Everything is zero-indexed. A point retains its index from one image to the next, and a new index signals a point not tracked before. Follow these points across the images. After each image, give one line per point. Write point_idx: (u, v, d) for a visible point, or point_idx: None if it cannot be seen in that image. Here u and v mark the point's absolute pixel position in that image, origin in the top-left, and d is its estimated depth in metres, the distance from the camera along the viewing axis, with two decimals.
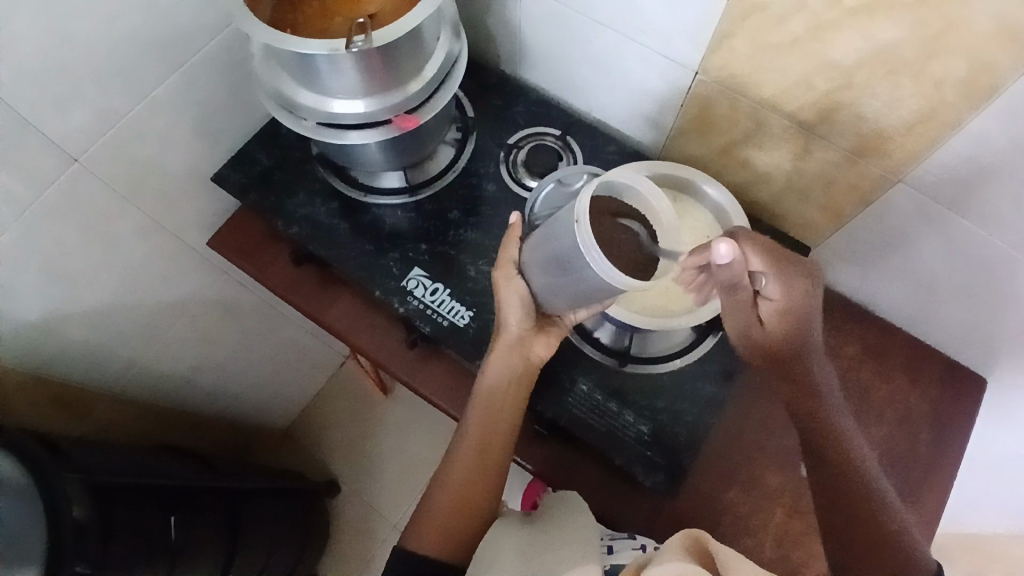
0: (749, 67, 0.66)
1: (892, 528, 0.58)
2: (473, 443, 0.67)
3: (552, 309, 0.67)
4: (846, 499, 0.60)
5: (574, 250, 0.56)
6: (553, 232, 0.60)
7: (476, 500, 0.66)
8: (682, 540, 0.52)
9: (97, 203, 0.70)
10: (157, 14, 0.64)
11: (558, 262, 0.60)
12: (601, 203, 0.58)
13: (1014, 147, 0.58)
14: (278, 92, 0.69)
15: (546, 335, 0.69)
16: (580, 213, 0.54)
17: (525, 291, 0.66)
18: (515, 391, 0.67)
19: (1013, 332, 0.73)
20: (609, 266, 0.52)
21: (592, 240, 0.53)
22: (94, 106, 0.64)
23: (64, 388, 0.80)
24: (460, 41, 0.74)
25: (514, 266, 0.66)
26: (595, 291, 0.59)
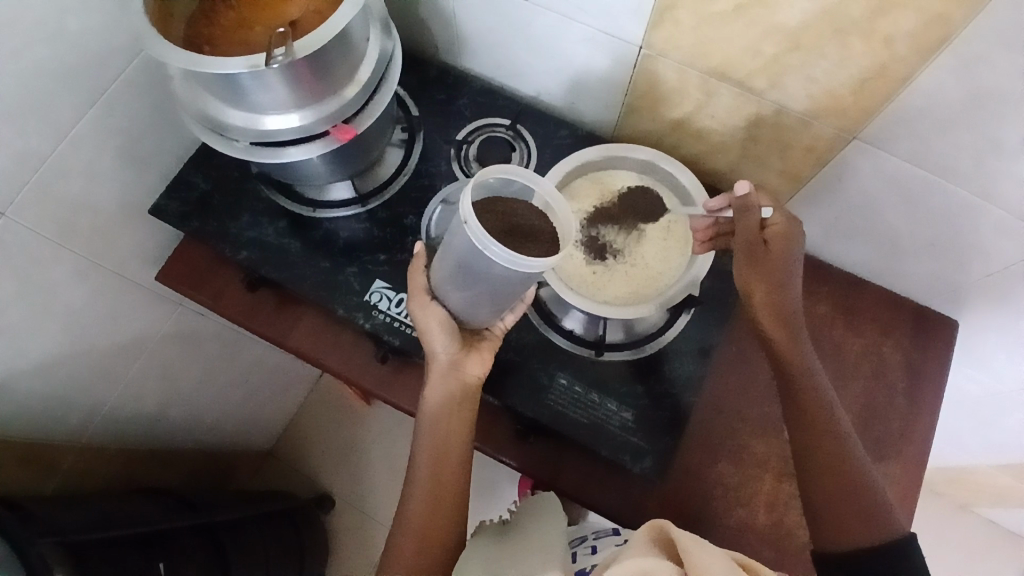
0: (693, 38, 0.64)
1: (860, 478, 0.60)
2: (426, 479, 0.65)
3: (479, 321, 0.67)
4: (819, 452, 0.61)
5: (477, 251, 0.56)
6: (453, 243, 0.59)
7: (440, 533, 0.65)
8: (648, 531, 0.52)
9: (29, 255, 0.66)
10: (61, 46, 0.59)
11: (465, 270, 0.59)
12: (487, 201, 0.57)
13: (966, 98, 0.56)
14: (203, 113, 0.64)
15: (478, 352, 0.67)
16: (466, 213, 0.54)
17: (444, 314, 0.64)
18: (458, 416, 0.66)
19: (978, 278, 0.74)
20: (509, 252, 0.52)
21: (485, 234, 0.53)
22: (7, 152, 0.59)
23: (28, 447, 0.76)
24: (392, 38, 0.70)
25: (426, 293, 0.64)
26: (509, 285, 0.59)
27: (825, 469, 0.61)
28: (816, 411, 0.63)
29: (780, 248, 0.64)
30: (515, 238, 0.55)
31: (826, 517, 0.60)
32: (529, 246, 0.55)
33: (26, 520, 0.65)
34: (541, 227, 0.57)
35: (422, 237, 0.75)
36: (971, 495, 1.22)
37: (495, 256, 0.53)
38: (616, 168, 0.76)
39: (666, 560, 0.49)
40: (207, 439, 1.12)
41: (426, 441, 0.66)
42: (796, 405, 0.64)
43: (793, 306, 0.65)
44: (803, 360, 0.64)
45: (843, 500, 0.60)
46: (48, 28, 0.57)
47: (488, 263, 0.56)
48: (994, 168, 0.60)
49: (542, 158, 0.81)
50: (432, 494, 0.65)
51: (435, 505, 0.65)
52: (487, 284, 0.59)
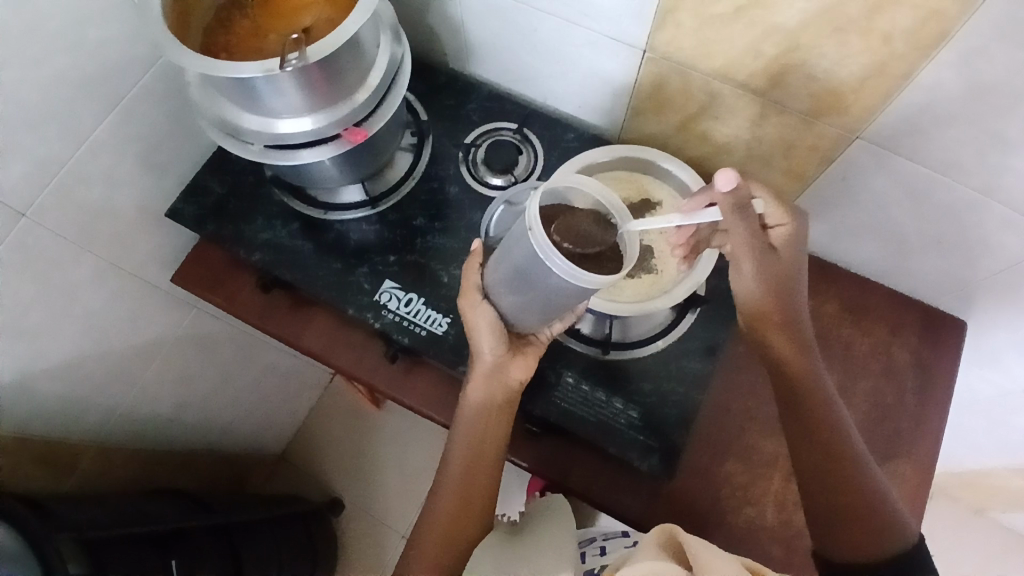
0: (696, 40, 0.65)
1: (864, 486, 0.60)
2: (459, 479, 0.66)
3: (527, 326, 0.67)
4: (822, 461, 0.61)
5: (535, 260, 0.56)
6: (513, 247, 0.59)
7: (464, 532, 0.64)
8: (658, 535, 0.51)
9: (50, 256, 0.68)
10: (84, 53, 0.62)
11: (522, 275, 0.59)
12: (553, 212, 0.57)
13: (967, 94, 0.57)
14: (220, 117, 0.66)
15: (523, 356, 0.68)
16: (532, 222, 0.53)
17: (493, 315, 0.65)
18: (497, 419, 0.67)
19: (986, 274, 0.74)
20: (572, 265, 0.51)
21: (548, 244, 0.52)
22: (31, 156, 0.62)
23: (47, 446, 0.78)
24: (402, 44, 0.72)
25: (479, 292, 0.65)
26: (564, 295, 0.59)
27: (829, 474, 0.61)
28: (817, 409, 0.62)
29: (788, 252, 0.65)
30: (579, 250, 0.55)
31: (825, 521, 0.60)
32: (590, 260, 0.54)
33: (45, 515, 0.66)
34: (602, 241, 0.56)
35: (483, 236, 0.75)
36: (986, 499, 1.22)
37: (557, 268, 0.52)
38: (621, 169, 0.77)
39: (678, 565, 0.48)
40: (220, 443, 1.14)
41: (462, 440, 0.67)
42: (794, 401, 0.63)
43: (795, 298, 0.65)
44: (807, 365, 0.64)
45: (846, 504, 0.60)
46: (72, 36, 0.60)
47: (545, 272, 0.55)
48: (998, 163, 0.61)
49: (549, 162, 0.82)
50: (461, 493, 0.65)
51: (465, 503, 0.65)
52: (544, 291, 0.59)
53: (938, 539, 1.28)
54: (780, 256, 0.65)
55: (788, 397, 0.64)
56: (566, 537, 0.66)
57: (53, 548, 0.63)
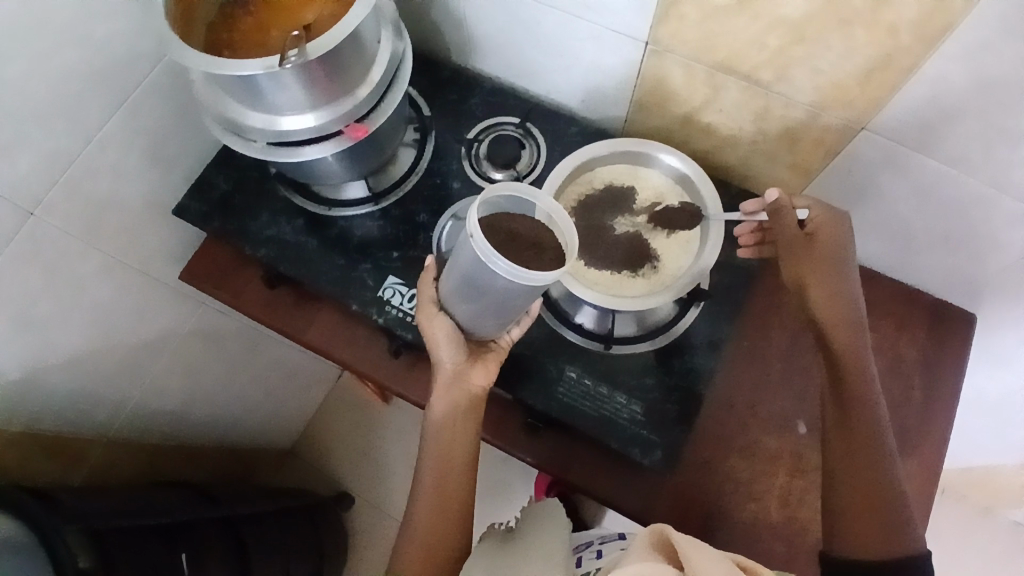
0: (698, 32, 0.65)
1: (885, 480, 0.60)
2: (432, 491, 0.66)
3: (485, 334, 0.68)
4: (850, 450, 0.61)
5: (480, 264, 0.57)
6: (459, 258, 0.60)
7: (441, 547, 0.65)
8: (649, 536, 0.50)
9: (58, 252, 0.69)
10: (89, 51, 0.62)
11: (470, 283, 0.60)
12: (493, 218, 0.58)
13: (973, 87, 0.56)
14: (223, 114, 0.67)
15: (484, 363, 0.68)
16: (471, 226, 0.54)
17: (451, 326, 0.65)
18: (464, 426, 0.67)
19: (995, 270, 0.72)
20: (514, 266, 0.53)
21: (490, 248, 0.53)
22: (39, 153, 0.62)
23: (56, 439, 0.79)
24: (403, 39, 0.71)
25: (434, 305, 0.66)
26: (513, 299, 0.60)
27: (850, 459, 0.61)
28: (857, 397, 0.62)
29: (826, 240, 0.65)
30: (520, 251, 0.56)
31: (834, 505, 0.60)
32: (534, 260, 0.56)
33: (53, 506, 0.67)
34: (544, 242, 0.57)
35: (434, 252, 0.76)
36: (995, 496, 1.21)
37: (500, 270, 0.53)
38: (623, 164, 0.77)
39: (667, 566, 0.47)
40: (229, 436, 1.15)
41: (431, 451, 0.67)
42: (837, 384, 0.63)
43: (851, 285, 0.65)
44: (858, 351, 0.63)
45: (862, 495, 0.59)
46: (76, 34, 0.60)
47: (492, 276, 0.56)
48: (1006, 156, 0.60)
49: (552, 156, 0.82)
50: (438, 506, 0.66)
51: (441, 518, 0.65)
52: (493, 297, 0.60)
53: (947, 535, 1.27)
54: (815, 242, 0.65)
55: (835, 387, 0.63)
56: (558, 526, 0.67)
57: (60, 540, 0.64)
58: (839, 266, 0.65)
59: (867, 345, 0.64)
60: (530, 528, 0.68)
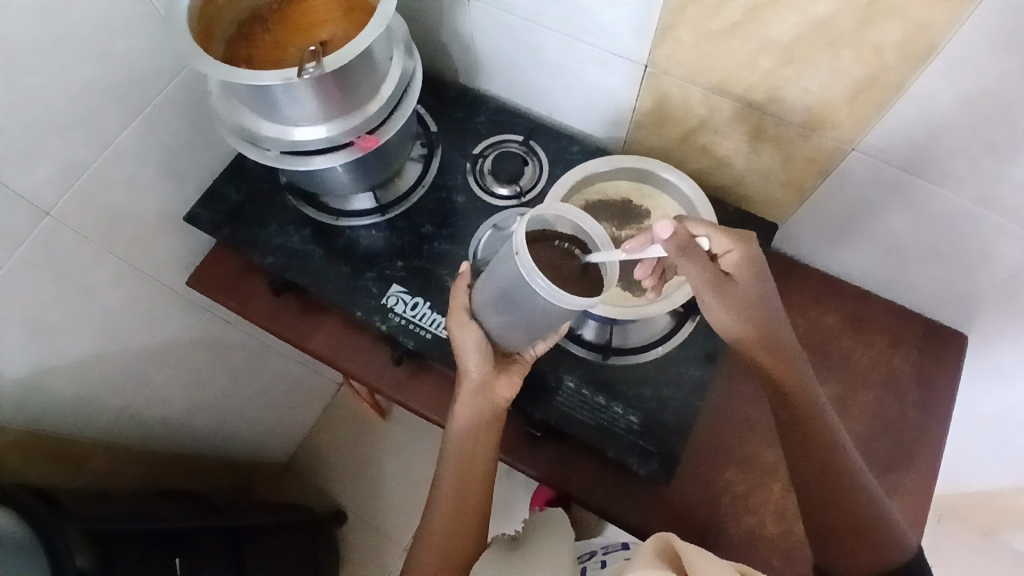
0: (694, 55, 0.68)
1: (866, 512, 0.60)
2: (450, 496, 0.67)
3: (512, 346, 0.69)
4: (828, 487, 0.60)
5: (519, 281, 0.58)
6: (497, 270, 0.62)
7: (457, 553, 0.65)
8: (653, 544, 0.51)
9: (71, 255, 0.71)
10: (112, 61, 0.65)
11: (506, 297, 0.62)
12: (538, 238, 0.59)
13: (957, 105, 0.59)
14: (239, 124, 0.69)
15: (509, 375, 0.69)
16: (517, 244, 0.56)
17: (480, 335, 0.67)
18: (486, 436, 0.68)
19: (985, 286, 0.74)
20: (554, 287, 0.54)
21: (534, 267, 0.55)
22: (59, 157, 0.65)
23: (58, 442, 0.80)
24: (414, 59, 0.74)
25: (466, 313, 0.67)
26: (546, 317, 0.61)
27: (827, 492, 0.60)
28: (816, 430, 0.60)
29: (742, 278, 0.61)
30: (560, 273, 0.57)
31: (825, 542, 0.61)
32: (573, 283, 0.57)
33: (54, 507, 0.68)
34: (584, 265, 0.58)
35: (469, 259, 0.78)
36: (995, 521, 1.21)
37: (540, 289, 0.55)
38: (623, 180, 0.80)
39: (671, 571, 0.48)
40: (227, 451, 1.15)
41: (452, 458, 0.67)
42: (794, 418, 0.62)
43: (771, 313, 0.62)
44: (796, 376, 0.61)
45: (851, 531, 0.60)
46: (99, 46, 0.63)
47: (530, 293, 0.58)
48: (995, 172, 0.62)
49: (554, 172, 0.85)
50: (455, 512, 0.66)
51: (458, 524, 0.66)
52: (526, 311, 0.61)
53: (949, 563, 1.27)
54: (736, 283, 0.61)
55: (788, 419, 0.62)
56: (563, 544, 0.67)
57: (60, 539, 0.64)
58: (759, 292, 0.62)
59: (801, 362, 0.62)
60: (535, 544, 0.68)
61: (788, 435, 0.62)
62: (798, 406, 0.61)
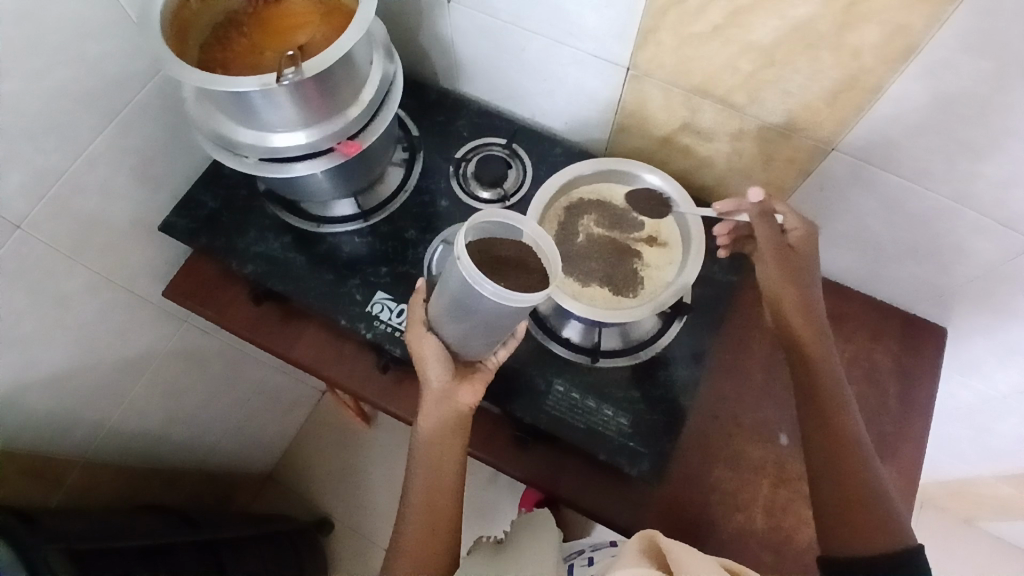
0: (676, 58, 0.68)
1: (871, 484, 0.60)
2: (421, 503, 0.66)
3: (473, 354, 0.68)
4: (837, 457, 0.62)
5: (468, 287, 0.58)
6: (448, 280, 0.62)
7: (434, 558, 0.64)
8: (638, 542, 0.51)
9: (43, 268, 0.69)
10: (83, 68, 0.63)
11: (458, 305, 0.62)
12: (479, 246, 0.59)
13: (934, 106, 0.60)
14: (216, 131, 0.67)
15: (471, 382, 0.68)
16: (459, 251, 0.56)
17: (439, 345, 0.66)
18: (453, 444, 0.67)
19: (960, 282, 0.76)
20: (501, 287, 0.53)
21: (477, 270, 0.54)
22: (29, 167, 0.63)
23: (35, 460, 0.78)
24: (394, 62, 0.74)
25: (424, 324, 0.67)
26: (500, 319, 0.60)
27: (834, 463, 0.61)
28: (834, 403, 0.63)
29: (803, 250, 0.70)
30: (505, 275, 0.57)
31: (827, 514, 0.61)
32: (521, 283, 0.57)
33: (33, 526, 0.66)
34: (529, 265, 0.59)
35: (425, 275, 0.76)
36: (976, 508, 1.24)
37: (487, 292, 0.54)
38: (606, 182, 0.80)
39: (656, 569, 0.48)
40: (209, 461, 1.13)
41: (421, 469, 0.67)
42: (814, 393, 0.64)
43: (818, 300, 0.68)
44: (824, 356, 0.65)
45: (853, 499, 0.60)
46: (71, 52, 0.62)
47: (480, 298, 0.57)
48: (969, 170, 0.63)
49: (537, 175, 0.84)
50: (424, 520, 0.65)
51: (431, 530, 0.65)
52: (480, 317, 0.61)
53: (931, 551, 1.30)
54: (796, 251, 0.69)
55: (807, 394, 0.65)
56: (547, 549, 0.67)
57: (40, 560, 0.62)
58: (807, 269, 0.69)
59: (832, 349, 0.66)
60: (521, 549, 0.67)
61: (805, 410, 0.65)
62: (818, 376, 0.65)
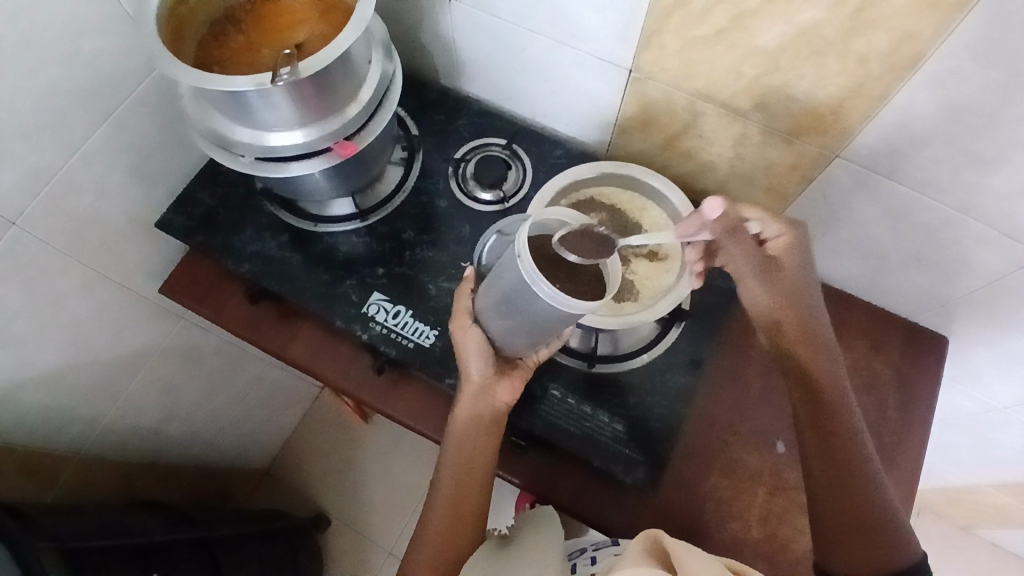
0: (679, 61, 0.67)
1: (873, 505, 0.60)
2: (447, 495, 0.67)
3: (514, 351, 0.68)
4: (838, 476, 0.61)
5: (523, 285, 0.57)
6: (501, 275, 0.61)
7: (455, 550, 0.66)
8: (641, 542, 0.50)
9: (38, 266, 0.68)
10: (79, 65, 0.63)
11: (509, 301, 0.61)
12: (540, 242, 0.58)
13: (941, 115, 0.58)
14: (211, 129, 0.67)
15: (509, 378, 0.68)
16: (520, 248, 0.55)
17: (483, 338, 0.66)
18: (485, 437, 0.67)
19: (964, 293, 0.75)
20: (557, 291, 0.53)
21: (536, 271, 0.54)
22: (24, 164, 0.62)
23: (29, 456, 0.78)
24: (393, 61, 0.72)
25: (469, 317, 0.66)
26: (547, 321, 0.60)
27: (837, 482, 0.61)
28: (834, 421, 0.62)
29: (787, 261, 0.67)
30: (563, 274, 0.56)
31: (828, 530, 0.61)
32: (576, 285, 0.56)
33: (27, 524, 0.66)
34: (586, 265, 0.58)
35: (474, 263, 0.75)
36: (974, 516, 1.24)
37: (543, 294, 0.54)
38: (607, 185, 0.79)
39: (661, 569, 0.47)
40: (205, 456, 1.14)
41: (451, 463, 0.67)
42: (816, 407, 0.63)
43: (810, 308, 0.66)
44: (824, 371, 0.64)
45: (854, 521, 0.60)
46: (66, 48, 0.61)
47: (534, 297, 0.57)
48: (975, 181, 0.62)
49: (537, 176, 0.83)
50: (451, 514, 0.66)
51: (456, 522, 0.66)
52: (529, 316, 0.60)
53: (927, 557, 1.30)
54: (783, 270, 0.67)
55: (808, 406, 0.64)
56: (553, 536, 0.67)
57: (33, 557, 0.62)
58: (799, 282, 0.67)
59: (833, 360, 0.65)
60: (526, 537, 0.68)
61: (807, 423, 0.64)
62: (818, 392, 0.63)
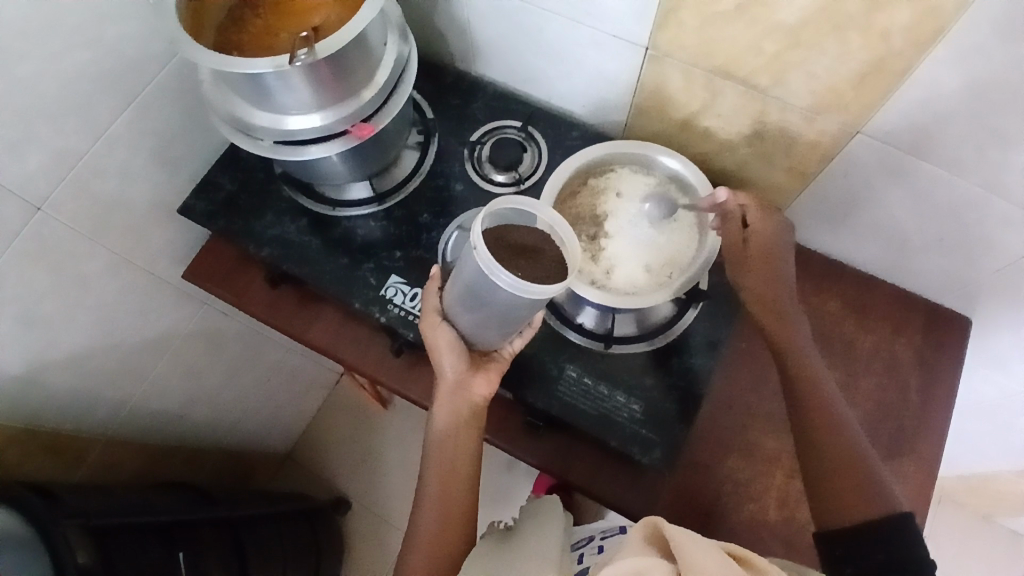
0: (698, 38, 0.66)
1: (852, 452, 0.60)
2: (437, 495, 0.67)
3: (488, 343, 0.68)
4: (813, 432, 0.62)
5: (483, 277, 0.57)
6: (463, 268, 0.61)
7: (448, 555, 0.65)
8: (641, 530, 0.49)
9: (64, 249, 0.70)
10: (103, 48, 0.64)
11: (472, 294, 0.61)
12: (496, 232, 0.58)
13: (966, 91, 0.57)
14: (232, 114, 0.67)
15: (485, 371, 0.68)
16: (474, 240, 0.55)
17: (454, 335, 0.66)
18: (467, 432, 0.67)
19: (988, 274, 0.74)
20: (516, 279, 0.53)
21: (493, 260, 0.54)
22: (49, 150, 0.63)
23: (55, 436, 0.80)
24: (409, 43, 0.72)
25: (437, 314, 0.66)
26: (517, 309, 0.60)
27: (815, 439, 0.61)
28: (806, 376, 0.64)
29: (760, 238, 0.69)
30: (521, 262, 0.56)
31: (823, 490, 0.59)
32: (538, 273, 0.56)
33: (52, 503, 0.67)
34: (544, 251, 0.58)
35: (439, 262, 0.77)
36: (992, 505, 1.23)
37: (503, 283, 0.54)
38: (625, 164, 0.78)
39: (662, 560, 0.46)
40: (228, 441, 1.16)
41: (434, 458, 0.67)
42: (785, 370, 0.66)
43: (784, 284, 0.69)
44: (791, 338, 0.66)
45: (840, 472, 0.59)
46: (90, 32, 0.62)
47: (496, 288, 0.57)
48: (999, 158, 0.61)
49: (553, 158, 0.83)
50: (442, 506, 0.66)
51: (445, 521, 0.66)
52: (495, 308, 0.60)
53: (944, 547, 1.29)
54: (756, 245, 0.69)
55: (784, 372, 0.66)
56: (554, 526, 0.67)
57: (59, 534, 0.64)
58: (769, 257, 0.69)
59: (802, 328, 0.67)
60: (526, 531, 0.68)
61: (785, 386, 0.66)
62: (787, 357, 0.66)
